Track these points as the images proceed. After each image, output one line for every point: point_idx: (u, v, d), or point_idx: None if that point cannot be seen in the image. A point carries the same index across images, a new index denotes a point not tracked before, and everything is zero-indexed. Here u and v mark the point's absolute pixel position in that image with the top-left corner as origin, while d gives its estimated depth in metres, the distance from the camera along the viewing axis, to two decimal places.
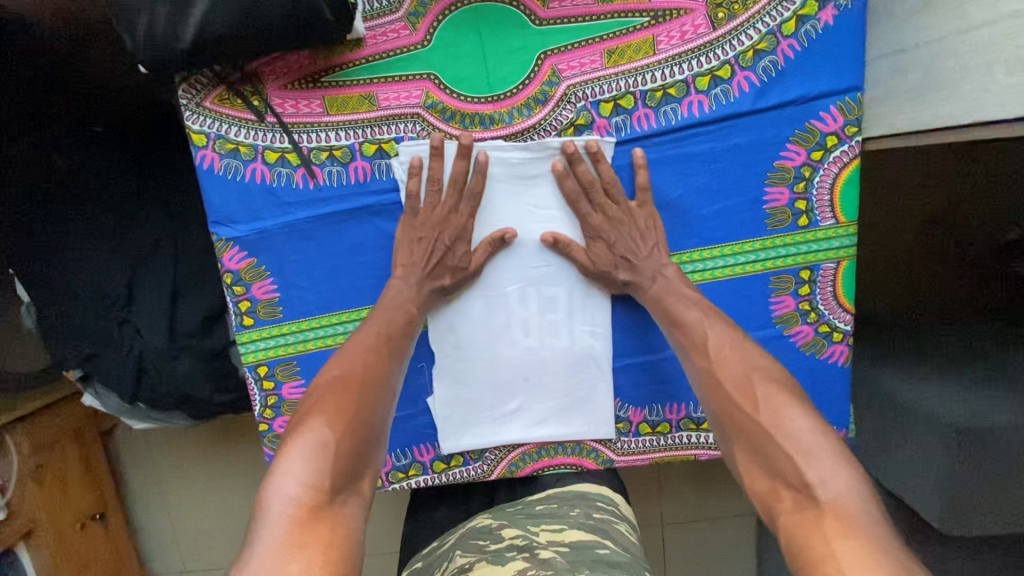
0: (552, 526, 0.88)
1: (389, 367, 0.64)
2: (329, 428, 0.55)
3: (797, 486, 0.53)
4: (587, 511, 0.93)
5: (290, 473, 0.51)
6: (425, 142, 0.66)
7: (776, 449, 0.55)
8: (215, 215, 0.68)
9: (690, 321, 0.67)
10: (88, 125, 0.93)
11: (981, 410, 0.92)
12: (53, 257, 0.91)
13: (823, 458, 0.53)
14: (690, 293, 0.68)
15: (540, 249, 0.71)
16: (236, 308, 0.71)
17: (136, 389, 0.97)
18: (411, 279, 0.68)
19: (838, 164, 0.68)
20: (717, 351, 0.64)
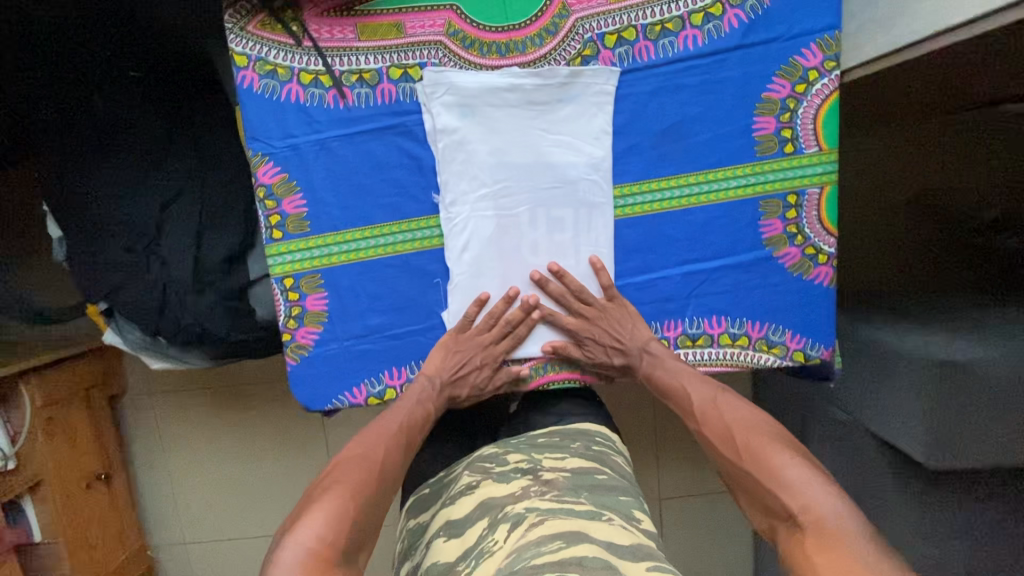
0: (554, 454, 0.95)
1: (402, 455, 0.74)
2: (351, 498, 0.65)
3: (785, 516, 0.62)
4: (586, 442, 0.99)
5: (312, 526, 0.60)
6: (447, 67, 0.73)
7: (766, 491, 0.64)
8: (253, 132, 0.74)
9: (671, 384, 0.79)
10: (125, 69, 0.98)
11: (958, 347, 0.98)
12: (88, 193, 0.97)
13: (803, 489, 0.62)
14: (672, 365, 0.79)
15: (550, 172, 0.75)
16: (266, 221, 0.77)
17: (159, 322, 1.01)
18: (439, 380, 0.80)
19: (820, 96, 0.75)
20: (703, 412, 0.76)
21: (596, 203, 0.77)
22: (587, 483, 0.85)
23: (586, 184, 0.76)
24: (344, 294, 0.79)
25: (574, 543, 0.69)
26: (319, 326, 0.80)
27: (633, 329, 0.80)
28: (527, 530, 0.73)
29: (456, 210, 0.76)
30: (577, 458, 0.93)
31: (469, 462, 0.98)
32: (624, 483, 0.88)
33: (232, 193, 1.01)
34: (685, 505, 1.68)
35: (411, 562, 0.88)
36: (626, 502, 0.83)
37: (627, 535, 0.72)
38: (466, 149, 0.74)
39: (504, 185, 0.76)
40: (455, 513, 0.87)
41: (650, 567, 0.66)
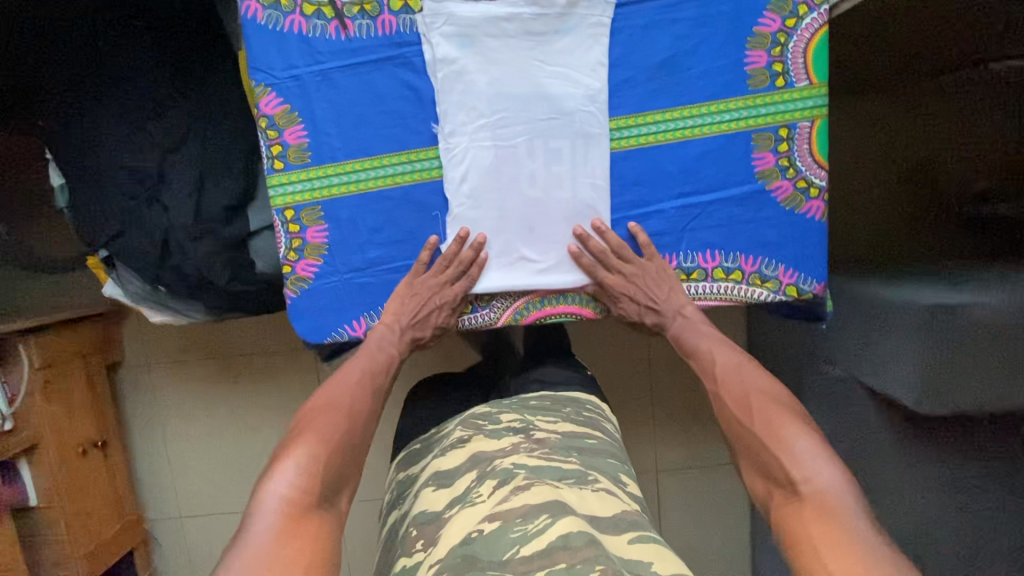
0: (546, 416, 0.95)
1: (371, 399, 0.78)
2: (318, 444, 0.67)
3: (785, 484, 0.63)
4: (577, 409, 1.00)
5: (288, 477, 0.63)
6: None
7: (769, 457, 0.66)
8: (256, 63, 0.76)
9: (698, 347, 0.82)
10: (129, 18, 0.99)
11: (950, 295, 0.99)
12: (91, 139, 0.98)
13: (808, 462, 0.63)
14: (704, 329, 0.83)
15: (549, 102, 0.77)
16: (268, 151, 0.78)
17: (159, 270, 1.02)
18: (397, 326, 0.81)
19: (809, 30, 0.77)
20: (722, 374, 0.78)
21: (593, 134, 0.78)
22: (578, 446, 0.87)
23: (585, 115, 0.78)
24: (344, 226, 0.80)
25: (560, 515, 0.67)
26: (319, 258, 0.81)
27: (670, 292, 0.83)
28: (511, 494, 0.72)
29: (455, 139, 0.78)
30: (569, 422, 0.94)
31: (461, 419, 0.97)
32: (613, 448, 0.91)
33: (232, 142, 1.02)
34: (682, 478, 1.69)
35: (398, 512, 0.88)
36: (613, 465, 0.86)
37: (611, 506, 0.74)
38: (466, 78, 0.76)
39: (502, 116, 0.77)
40: (445, 464, 0.86)
41: (633, 538, 0.69)
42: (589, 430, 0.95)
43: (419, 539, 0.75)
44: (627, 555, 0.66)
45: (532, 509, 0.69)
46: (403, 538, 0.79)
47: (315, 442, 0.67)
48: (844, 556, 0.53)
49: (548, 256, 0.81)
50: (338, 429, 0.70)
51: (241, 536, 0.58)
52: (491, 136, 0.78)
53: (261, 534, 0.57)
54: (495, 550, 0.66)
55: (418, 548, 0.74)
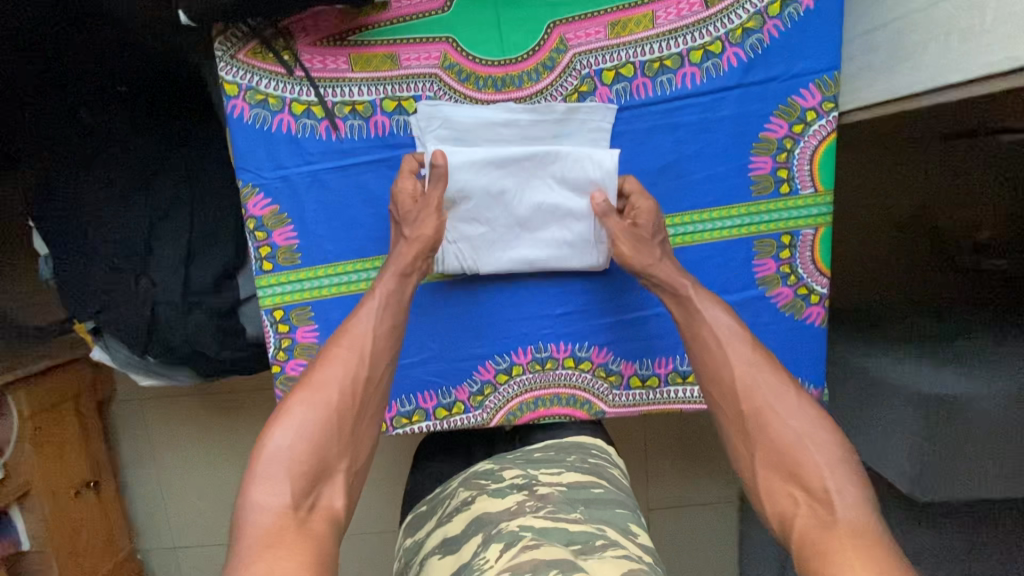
0: (550, 467, 0.84)
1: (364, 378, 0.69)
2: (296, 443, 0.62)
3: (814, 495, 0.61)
4: (582, 455, 0.88)
5: (276, 485, 0.59)
6: (442, 101, 0.71)
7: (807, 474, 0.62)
8: (243, 163, 0.73)
9: (714, 320, 0.73)
10: (113, 85, 0.96)
11: (950, 381, 0.98)
12: (76, 212, 0.96)
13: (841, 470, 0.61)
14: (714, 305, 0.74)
15: (549, 165, 0.73)
16: (256, 253, 0.75)
17: (148, 341, 1.00)
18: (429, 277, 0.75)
19: (816, 137, 0.74)
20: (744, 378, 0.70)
21: (596, 182, 0.74)
22: (584, 498, 0.76)
23: (586, 163, 0.73)
24: (334, 326, 0.78)
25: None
26: (309, 357, 0.79)
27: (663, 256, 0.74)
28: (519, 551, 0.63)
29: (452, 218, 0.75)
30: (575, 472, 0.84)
31: (466, 477, 0.89)
32: (624, 496, 0.80)
33: (218, 210, 0.99)
34: (673, 517, 1.69)
35: None
36: (623, 515, 0.75)
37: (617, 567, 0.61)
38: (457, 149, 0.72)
39: (496, 178, 0.73)
40: (450, 531, 0.78)
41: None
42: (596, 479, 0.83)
43: None
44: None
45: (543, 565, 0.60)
46: None
47: (303, 435, 0.63)
48: None
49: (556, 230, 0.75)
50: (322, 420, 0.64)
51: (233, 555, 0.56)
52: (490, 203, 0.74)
53: (249, 541, 0.55)
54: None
55: None
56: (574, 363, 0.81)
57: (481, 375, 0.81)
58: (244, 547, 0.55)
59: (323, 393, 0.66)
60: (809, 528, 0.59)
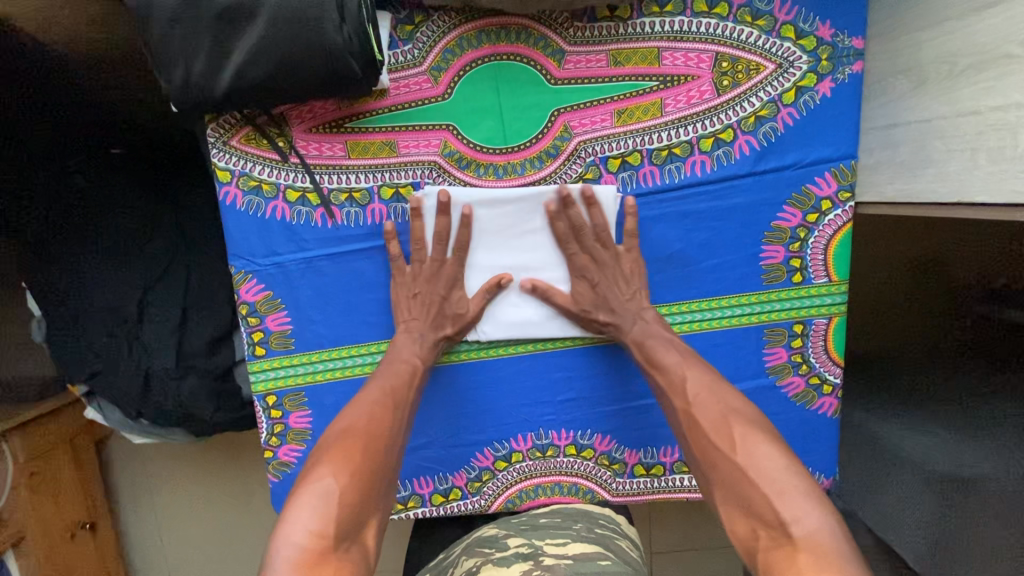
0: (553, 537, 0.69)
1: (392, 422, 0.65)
2: (334, 477, 0.56)
3: (771, 523, 0.52)
4: (588, 524, 0.72)
5: (304, 518, 0.52)
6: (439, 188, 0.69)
7: (756, 493, 0.55)
8: (236, 248, 0.71)
9: (670, 366, 0.68)
10: (106, 146, 0.94)
11: (966, 457, 0.94)
12: (69, 276, 0.94)
13: (795, 495, 0.53)
14: (665, 334, 0.71)
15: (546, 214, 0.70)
16: (249, 338, 0.73)
17: (141, 406, 0.98)
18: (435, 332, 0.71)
19: (831, 227, 0.71)
20: (695, 395, 0.66)
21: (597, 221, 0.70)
22: (591, 572, 0.61)
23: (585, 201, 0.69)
24: (328, 412, 0.76)
25: None
26: (301, 444, 0.76)
27: (637, 290, 0.72)
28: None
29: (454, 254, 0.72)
30: (582, 543, 0.68)
31: (469, 545, 0.75)
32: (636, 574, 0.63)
33: (214, 273, 0.97)
34: (678, 563, 1.64)
35: None
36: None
37: None
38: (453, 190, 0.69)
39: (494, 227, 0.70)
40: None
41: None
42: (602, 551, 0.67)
43: None
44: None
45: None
46: None
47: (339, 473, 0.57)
48: None
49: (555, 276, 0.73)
50: (360, 458, 0.59)
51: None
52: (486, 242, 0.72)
53: None
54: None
55: None
56: (576, 451, 0.78)
57: (479, 461, 0.78)
58: None
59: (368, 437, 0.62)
60: (769, 557, 0.51)
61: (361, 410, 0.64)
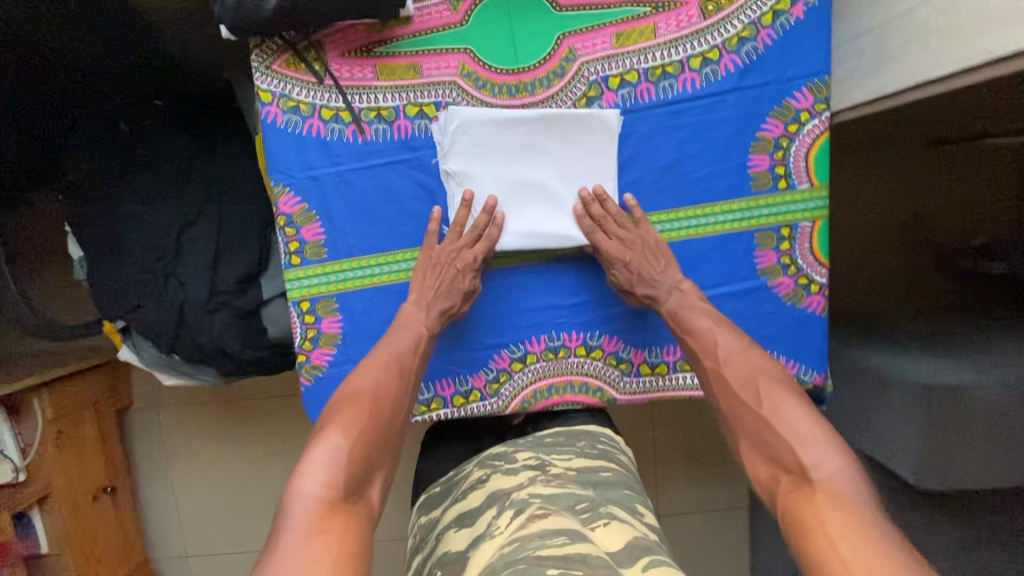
0: (560, 453, 0.87)
1: (398, 389, 0.74)
2: (344, 435, 0.66)
3: (794, 471, 0.63)
4: (591, 442, 0.90)
5: (317, 473, 0.62)
6: (458, 111, 0.77)
7: (778, 441, 0.65)
8: (275, 164, 0.78)
9: (701, 331, 0.77)
10: (150, 99, 1.03)
11: (950, 370, 1.01)
12: (111, 217, 1.01)
13: (817, 444, 0.63)
14: (700, 305, 0.79)
15: (555, 134, 0.78)
16: (286, 247, 0.81)
17: (174, 340, 1.04)
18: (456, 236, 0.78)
19: (811, 136, 0.79)
20: (726, 356, 0.74)
21: (601, 140, 0.78)
22: (594, 480, 0.80)
23: (589, 122, 0.77)
24: (358, 316, 0.83)
25: (578, 540, 0.62)
26: (333, 348, 0.83)
27: (666, 266, 0.80)
28: (527, 521, 0.67)
29: (472, 171, 0.79)
30: (584, 457, 0.86)
31: (479, 458, 0.91)
32: (631, 479, 0.83)
33: (246, 214, 1.04)
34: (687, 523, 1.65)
35: (420, 558, 0.81)
36: (629, 496, 0.78)
37: (623, 534, 0.66)
38: (474, 112, 0.77)
39: (509, 145, 0.78)
40: (463, 508, 0.82)
41: (647, 565, 0.61)
42: (603, 462, 0.86)
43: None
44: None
45: (550, 529, 0.63)
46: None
47: (350, 441, 0.66)
48: None
49: (563, 193, 0.80)
50: (367, 421, 0.68)
51: (274, 539, 0.57)
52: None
53: (293, 530, 0.57)
54: (514, 555, 0.61)
55: None
56: (586, 352, 0.85)
57: (497, 363, 0.85)
58: (284, 532, 0.57)
59: (376, 409, 0.70)
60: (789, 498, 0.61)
61: (370, 374, 0.73)
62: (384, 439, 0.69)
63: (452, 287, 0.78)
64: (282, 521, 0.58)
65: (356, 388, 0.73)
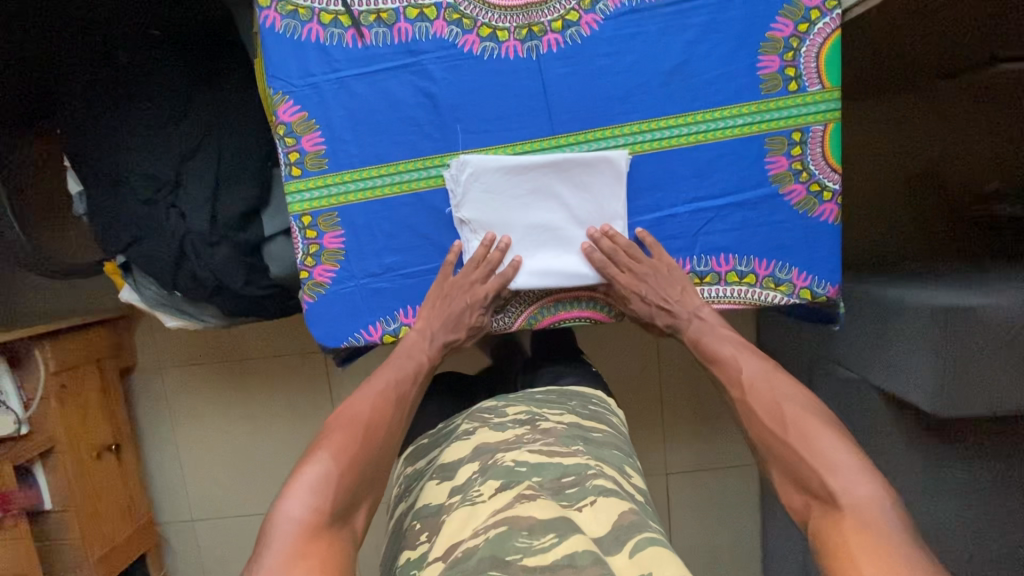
0: (552, 407, 0.88)
1: (391, 413, 0.77)
2: (332, 461, 0.68)
3: (823, 497, 0.63)
4: (582, 402, 0.94)
5: (304, 498, 0.63)
6: (469, 160, 0.78)
7: (805, 466, 0.66)
8: (274, 71, 0.77)
9: (724, 356, 0.81)
10: (147, 29, 1.02)
11: (966, 296, 0.98)
12: (110, 149, 1.00)
13: (845, 471, 0.62)
14: (724, 331, 0.83)
15: (565, 175, 0.80)
16: (286, 159, 0.79)
17: (176, 275, 1.02)
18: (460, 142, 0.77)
19: (822, 35, 0.77)
20: (751, 383, 0.77)
21: (609, 181, 0.80)
22: (584, 437, 0.81)
23: (598, 165, 0.79)
24: (360, 232, 0.81)
25: (567, 535, 0.61)
26: (336, 264, 0.82)
27: (683, 293, 0.83)
28: (516, 502, 0.65)
29: (486, 215, 0.81)
30: (574, 415, 0.88)
31: (469, 412, 0.91)
32: (619, 441, 0.85)
33: (245, 148, 1.03)
34: (695, 481, 1.62)
35: (404, 505, 0.82)
36: (618, 456, 0.80)
37: (609, 513, 0.65)
38: (484, 159, 0.79)
39: (520, 188, 0.80)
40: (448, 458, 0.82)
41: (636, 547, 0.61)
42: (594, 424, 0.88)
43: (423, 531, 0.71)
44: (625, 572, 0.58)
45: (539, 523, 0.61)
46: (406, 531, 0.74)
47: (339, 464, 0.68)
48: (881, 559, 0.54)
49: (574, 229, 0.82)
50: (356, 450, 0.70)
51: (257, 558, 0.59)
52: (502, 56, 0.77)
53: (280, 549, 0.59)
54: (502, 550, 0.59)
55: (422, 540, 0.70)
56: None
57: None
58: (269, 553, 0.59)
59: (365, 434, 0.72)
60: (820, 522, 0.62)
61: (366, 401, 0.77)
62: (371, 460, 0.71)
63: (459, 319, 0.83)
64: (265, 549, 0.59)
65: (352, 415, 0.75)
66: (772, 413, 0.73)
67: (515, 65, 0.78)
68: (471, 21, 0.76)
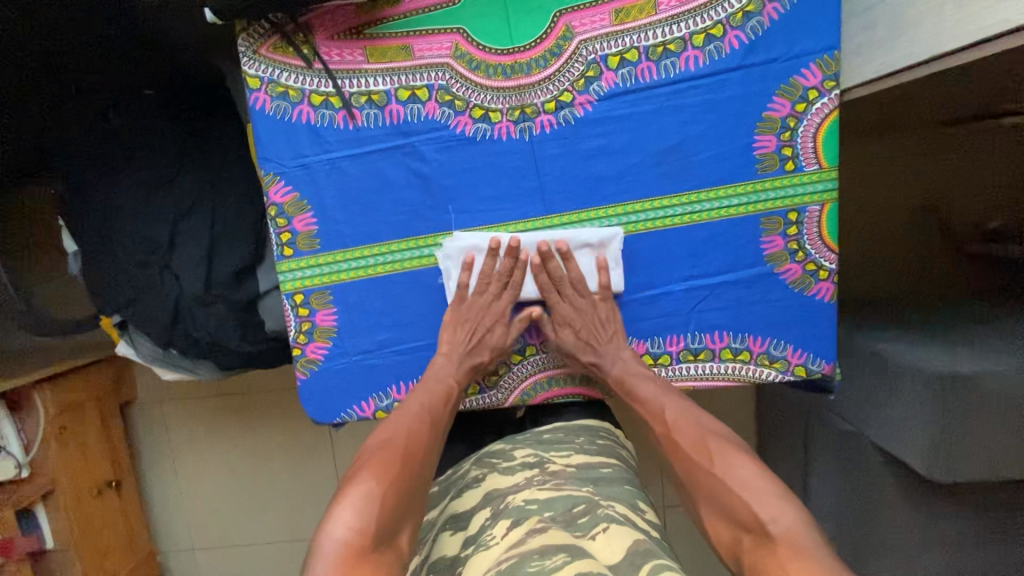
0: (559, 450, 0.84)
1: (430, 438, 0.73)
2: (371, 481, 0.64)
3: (752, 526, 0.61)
4: (590, 438, 0.88)
5: (352, 519, 0.60)
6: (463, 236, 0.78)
7: (733, 497, 0.65)
8: (265, 152, 0.77)
9: (648, 397, 0.78)
10: (139, 89, 1.04)
11: (959, 359, 0.94)
12: (102, 211, 1.00)
13: (770, 498, 0.62)
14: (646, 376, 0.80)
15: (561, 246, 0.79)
16: (278, 239, 0.79)
17: (172, 335, 1.02)
18: None
19: (820, 114, 0.76)
20: (675, 420, 0.75)
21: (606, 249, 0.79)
22: (594, 477, 0.77)
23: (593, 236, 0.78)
24: (353, 309, 0.81)
25: (579, 556, 0.59)
26: (328, 341, 0.82)
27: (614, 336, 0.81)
28: (528, 538, 0.63)
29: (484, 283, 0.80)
30: (583, 453, 0.83)
31: (476, 457, 0.87)
32: (630, 475, 0.81)
33: (238, 207, 1.02)
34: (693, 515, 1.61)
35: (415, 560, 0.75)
36: (630, 492, 0.76)
37: (622, 540, 0.63)
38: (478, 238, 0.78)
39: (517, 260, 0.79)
40: (460, 506, 0.77)
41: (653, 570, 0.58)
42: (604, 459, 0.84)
43: None
44: None
45: (550, 546, 0.60)
46: None
47: (382, 485, 0.64)
48: None
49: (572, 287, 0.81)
50: (397, 468, 0.66)
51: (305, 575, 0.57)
52: (494, 137, 0.76)
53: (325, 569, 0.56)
54: None
55: None
56: None
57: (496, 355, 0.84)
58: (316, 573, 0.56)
59: (401, 448, 0.69)
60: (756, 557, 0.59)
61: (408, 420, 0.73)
62: (415, 485, 0.67)
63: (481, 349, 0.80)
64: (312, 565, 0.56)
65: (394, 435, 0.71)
66: (698, 446, 0.72)
67: (508, 146, 0.77)
68: (463, 102, 0.75)
